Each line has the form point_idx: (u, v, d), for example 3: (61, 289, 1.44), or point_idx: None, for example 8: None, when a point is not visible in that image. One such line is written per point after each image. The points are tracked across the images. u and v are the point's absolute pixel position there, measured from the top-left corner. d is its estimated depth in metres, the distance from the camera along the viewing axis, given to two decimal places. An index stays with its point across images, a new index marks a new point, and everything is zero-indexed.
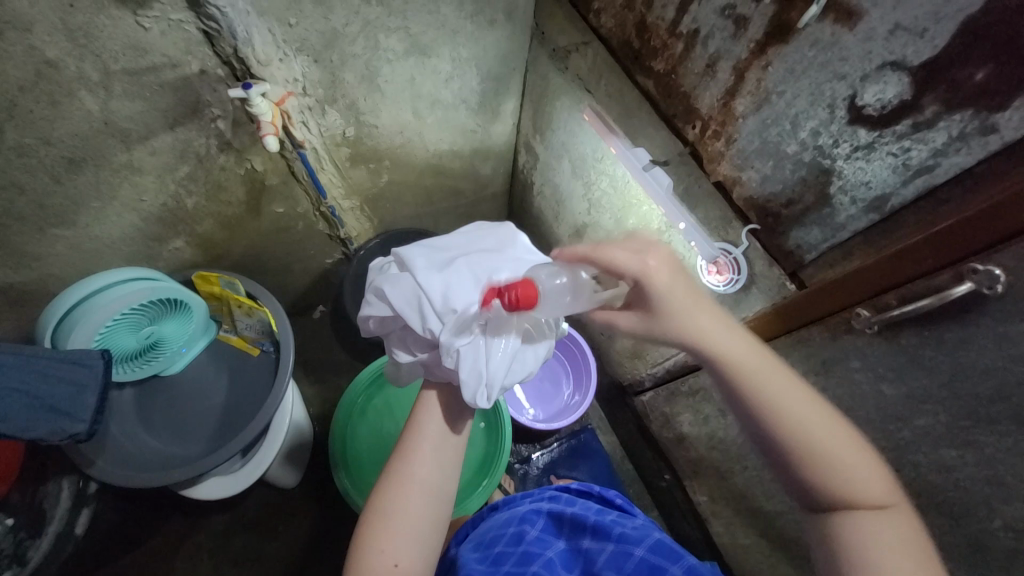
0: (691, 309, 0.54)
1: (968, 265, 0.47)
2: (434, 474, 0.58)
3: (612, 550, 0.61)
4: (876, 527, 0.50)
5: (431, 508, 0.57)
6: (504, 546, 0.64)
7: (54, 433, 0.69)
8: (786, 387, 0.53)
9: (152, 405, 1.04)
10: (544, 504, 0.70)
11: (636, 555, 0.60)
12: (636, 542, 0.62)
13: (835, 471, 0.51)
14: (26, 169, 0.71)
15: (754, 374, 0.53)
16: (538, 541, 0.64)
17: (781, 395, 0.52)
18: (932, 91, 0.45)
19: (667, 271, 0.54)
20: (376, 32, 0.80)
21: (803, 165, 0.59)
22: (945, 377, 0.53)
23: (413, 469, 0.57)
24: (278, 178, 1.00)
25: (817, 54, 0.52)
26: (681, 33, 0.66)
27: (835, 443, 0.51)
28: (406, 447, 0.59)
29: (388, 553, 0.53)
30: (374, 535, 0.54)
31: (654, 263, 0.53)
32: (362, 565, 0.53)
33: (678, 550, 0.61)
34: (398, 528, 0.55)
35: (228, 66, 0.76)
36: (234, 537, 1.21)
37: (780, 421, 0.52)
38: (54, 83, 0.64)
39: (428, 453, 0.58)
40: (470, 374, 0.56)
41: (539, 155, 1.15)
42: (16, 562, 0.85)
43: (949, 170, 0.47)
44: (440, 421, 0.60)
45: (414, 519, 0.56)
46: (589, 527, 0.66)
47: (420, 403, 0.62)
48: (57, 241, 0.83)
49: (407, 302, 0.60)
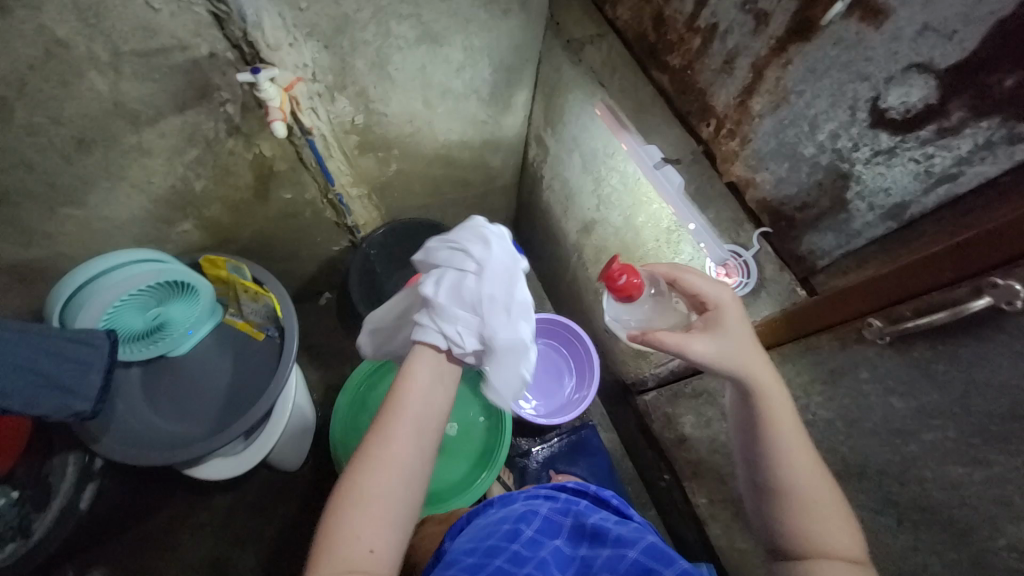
0: (751, 349, 0.60)
1: (990, 278, 0.45)
2: (413, 456, 0.55)
3: (607, 555, 0.61)
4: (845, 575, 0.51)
5: (406, 492, 0.54)
6: (497, 541, 0.64)
7: (59, 410, 0.69)
8: (797, 438, 0.57)
9: (158, 385, 1.05)
10: (541, 507, 0.70)
11: (630, 557, 0.60)
12: (630, 544, 0.61)
13: (812, 515, 0.54)
14: (36, 148, 0.71)
15: (779, 418, 0.58)
16: (530, 543, 0.64)
17: (792, 445, 0.57)
18: (960, 95, 0.43)
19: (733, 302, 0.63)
20: (388, 19, 0.79)
21: (820, 169, 0.57)
22: (957, 392, 0.52)
23: (393, 449, 0.54)
24: (286, 164, 1.00)
25: (840, 52, 0.50)
26: (699, 27, 0.64)
27: (817, 493, 0.55)
28: (386, 425, 0.55)
29: (360, 540, 0.51)
30: (346, 517, 0.51)
31: (729, 296, 0.63)
32: (330, 554, 0.50)
33: (671, 554, 0.60)
34: (373, 513, 0.52)
35: (238, 49, 0.75)
36: (236, 516, 1.23)
37: (783, 466, 0.56)
38: (63, 62, 0.64)
39: (407, 434, 0.55)
40: (501, 375, 0.63)
41: (550, 148, 1.13)
42: (21, 534, 0.89)
43: (974, 179, 0.45)
44: (423, 401, 0.57)
45: (387, 504, 0.53)
46: (587, 532, 0.66)
47: (404, 373, 0.59)
48: (67, 221, 0.84)
49: (502, 264, 0.64)
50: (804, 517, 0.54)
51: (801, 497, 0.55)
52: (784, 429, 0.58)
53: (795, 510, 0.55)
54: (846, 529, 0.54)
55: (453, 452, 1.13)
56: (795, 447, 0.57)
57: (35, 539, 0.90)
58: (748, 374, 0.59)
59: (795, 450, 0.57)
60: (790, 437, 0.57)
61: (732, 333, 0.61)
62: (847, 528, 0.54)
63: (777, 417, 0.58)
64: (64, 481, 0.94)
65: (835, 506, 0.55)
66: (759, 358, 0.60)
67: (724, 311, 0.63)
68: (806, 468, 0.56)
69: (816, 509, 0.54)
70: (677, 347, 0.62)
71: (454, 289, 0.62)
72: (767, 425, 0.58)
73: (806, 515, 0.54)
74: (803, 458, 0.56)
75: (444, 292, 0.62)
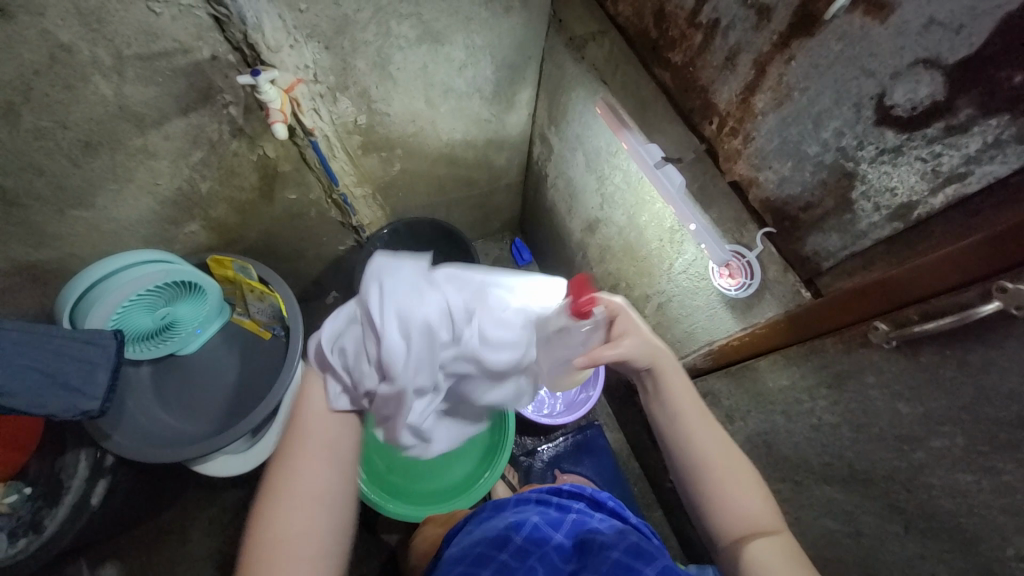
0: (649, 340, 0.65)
1: (998, 282, 0.44)
2: (321, 476, 0.56)
3: (593, 561, 0.59)
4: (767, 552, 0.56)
5: (321, 518, 0.55)
6: (485, 549, 0.63)
7: (67, 409, 0.71)
8: (704, 425, 0.64)
9: (167, 383, 1.07)
10: (532, 516, 0.69)
11: (613, 557, 0.59)
12: (613, 546, 0.61)
13: (726, 496, 0.60)
14: (44, 151, 0.73)
15: (684, 410, 0.64)
16: (519, 551, 0.62)
17: (698, 432, 0.63)
18: (968, 92, 0.42)
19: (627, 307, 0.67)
20: (388, 19, 0.79)
21: (824, 167, 0.56)
22: (965, 399, 0.50)
23: (300, 479, 0.55)
24: (290, 165, 1.00)
25: (844, 47, 0.49)
26: (700, 23, 0.62)
27: (730, 474, 0.61)
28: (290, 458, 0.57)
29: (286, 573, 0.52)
30: (264, 563, 0.52)
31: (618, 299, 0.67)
32: None
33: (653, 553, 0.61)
34: (290, 544, 0.53)
35: (239, 51, 0.76)
36: (244, 512, 1.25)
37: (697, 453, 0.62)
38: (68, 67, 0.65)
39: (313, 460, 0.57)
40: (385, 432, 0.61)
41: (554, 146, 1.12)
42: (33, 529, 0.91)
43: (983, 178, 0.44)
44: (320, 427, 0.58)
45: (304, 530, 0.54)
46: (577, 546, 0.64)
47: (297, 411, 0.59)
48: (76, 222, 0.86)
49: (400, 379, 0.49)
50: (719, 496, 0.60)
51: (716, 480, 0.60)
52: (684, 410, 0.64)
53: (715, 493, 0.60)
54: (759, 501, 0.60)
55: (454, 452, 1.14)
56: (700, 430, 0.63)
57: (47, 534, 0.91)
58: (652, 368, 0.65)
59: (696, 429, 0.63)
60: (694, 420, 0.64)
61: (629, 331, 0.65)
62: (761, 501, 0.60)
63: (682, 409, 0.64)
64: (75, 476, 0.95)
65: (747, 479, 0.61)
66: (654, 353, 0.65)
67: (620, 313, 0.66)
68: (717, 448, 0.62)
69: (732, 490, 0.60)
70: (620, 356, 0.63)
71: (345, 351, 0.55)
72: (674, 414, 0.64)
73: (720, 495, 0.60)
74: (711, 443, 0.62)
75: (338, 345, 0.55)
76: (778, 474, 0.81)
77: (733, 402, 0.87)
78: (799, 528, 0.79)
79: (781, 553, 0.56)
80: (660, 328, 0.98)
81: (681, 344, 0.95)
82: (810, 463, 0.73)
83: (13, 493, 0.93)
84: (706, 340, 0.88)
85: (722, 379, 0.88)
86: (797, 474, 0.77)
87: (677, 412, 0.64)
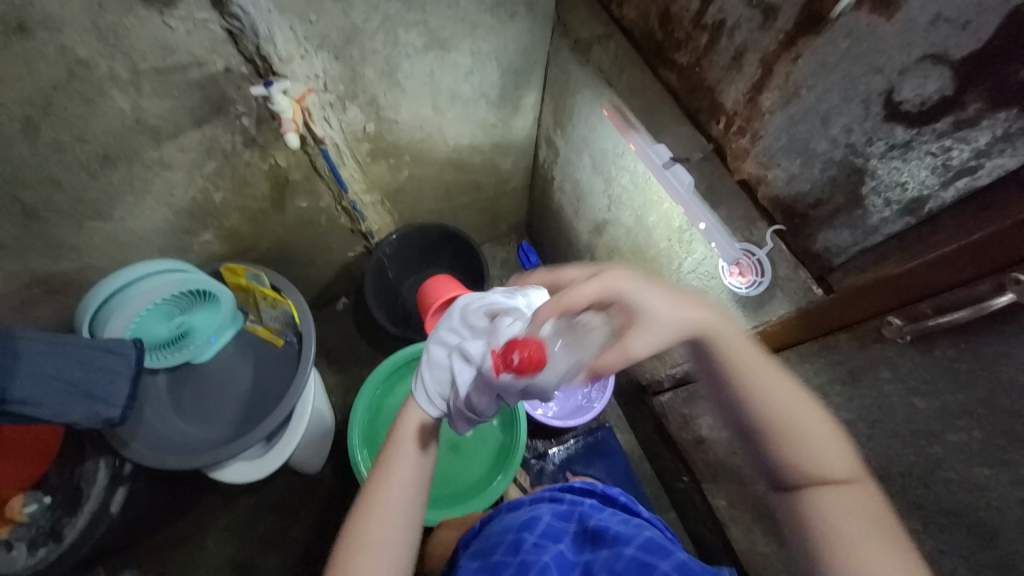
0: (678, 310, 0.55)
1: (1012, 274, 0.43)
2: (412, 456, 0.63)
3: (605, 555, 0.61)
4: (845, 507, 0.50)
5: (407, 531, 0.60)
6: (502, 555, 0.63)
7: (89, 417, 0.72)
8: (765, 369, 0.54)
9: (184, 391, 1.09)
10: (545, 512, 0.68)
11: (627, 554, 0.59)
12: (627, 541, 0.61)
13: (800, 450, 0.52)
14: (63, 165, 0.75)
15: (738, 356, 0.55)
16: (534, 548, 0.62)
17: (761, 379, 0.54)
18: (977, 86, 0.42)
19: (630, 286, 0.56)
20: (396, 27, 0.80)
21: (833, 164, 0.56)
22: (981, 393, 0.50)
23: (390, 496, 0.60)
24: (301, 173, 1.02)
25: (851, 45, 0.49)
26: (706, 24, 0.63)
27: (805, 422, 0.52)
28: (382, 471, 0.62)
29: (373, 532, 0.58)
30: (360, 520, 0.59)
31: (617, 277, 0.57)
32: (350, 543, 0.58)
33: (669, 549, 0.61)
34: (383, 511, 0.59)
35: (252, 63, 0.78)
36: (260, 517, 1.26)
37: (761, 404, 0.53)
38: (86, 82, 0.67)
39: (403, 476, 0.61)
40: None
41: (560, 149, 1.13)
42: (53, 538, 0.92)
43: (993, 171, 0.44)
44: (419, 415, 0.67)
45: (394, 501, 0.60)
46: (590, 535, 0.65)
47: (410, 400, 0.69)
48: (94, 234, 0.87)
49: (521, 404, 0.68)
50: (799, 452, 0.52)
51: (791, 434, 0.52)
52: (746, 362, 0.54)
53: (788, 446, 0.52)
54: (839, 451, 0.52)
55: (466, 455, 1.14)
56: (767, 382, 0.54)
57: (67, 543, 0.92)
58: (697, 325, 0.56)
59: (760, 378, 0.54)
60: (756, 367, 0.54)
61: (641, 318, 0.55)
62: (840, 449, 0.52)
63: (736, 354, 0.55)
64: (95, 484, 0.96)
65: (825, 429, 0.52)
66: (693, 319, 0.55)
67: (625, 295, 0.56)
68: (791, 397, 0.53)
69: (815, 446, 0.52)
70: (624, 358, 0.54)
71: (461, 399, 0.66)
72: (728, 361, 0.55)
73: (796, 451, 0.52)
74: (779, 390, 0.53)
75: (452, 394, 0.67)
76: None
77: None
78: None
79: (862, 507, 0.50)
80: None
81: None
82: None
83: (33, 503, 0.93)
84: None
85: None
86: None
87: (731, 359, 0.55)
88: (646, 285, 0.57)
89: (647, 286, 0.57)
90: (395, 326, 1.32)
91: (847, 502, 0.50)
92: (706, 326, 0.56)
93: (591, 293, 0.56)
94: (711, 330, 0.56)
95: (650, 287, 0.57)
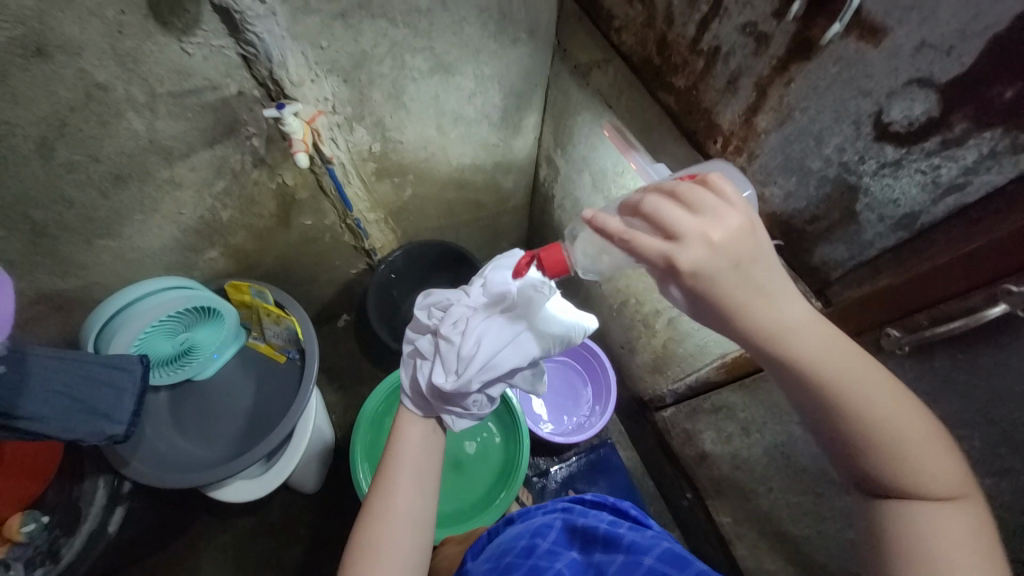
0: (768, 309, 0.41)
1: (1003, 286, 0.46)
2: (418, 454, 0.64)
3: (621, 560, 0.61)
4: (941, 524, 0.42)
5: (417, 537, 0.60)
6: (514, 557, 0.65)
7: (93, 433, 0.72)
8: (868, 370, 0.43)
9: (185, 408, 1.09)
10: (557, 520, 0.71)
11: (646, 564, 0.59)
12: (645, 551, 0.61)
13: (903, 465, 0.42)
14: (75, 184, 0.76)
15: (835, 363, 0.42)
16: (548, 554, 0.64)
17: (863, 387, 0.42)
18: (962, 107, 0.44)
19: (721, 256, 0.40)
20: (403, 53, 0.83)
21: (828, 182, 0.58)
22: (980, 401, 0.52)
23: (396, 503, 0.60)
24: (307, 192, 1.04)
25: (841, 70, 0.51)
26: (701, 50, 0.65)
27: (909, 431, 0.42)
28: (384, 483, 0.61)
29: (385, 530, 0.58)
30: (372, 520, 0.59)
31: (699, 246, 0.40)
32: (364, 542, 0.58)
33: (688, 558, 0.60)
34: (394, 507, 0.60)
35: (264, 87, 0.80)
36: (257, 538, 1.24)
37: (861, 414, 0.42)
38: (103, 104, 0.69)
39: (408, 482, 0.61)
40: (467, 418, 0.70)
41: (560, 168, 1.16)
42: (50, 559, 0.91)
43: (982, 188, 0.46)
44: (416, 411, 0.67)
45: (401, 501, 0.60)
46: (600, 539, 0.66)
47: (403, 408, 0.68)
48: (102, 251, 0.89)
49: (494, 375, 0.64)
50: (897, 471, 0.42)
51: (892, 446, 0.42)
52: (849, 367, 0.42)
53: (885, 458, 0.42)
54: (944, 463, 0.43)
55: (468, 472, 1.13)
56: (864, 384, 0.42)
57: (64, 563, 0.91)
58: (791, 328, 0.42)
59: (863, 384, 0.42)
60: (862, 372, 0.43)
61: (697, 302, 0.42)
62: (946, 461, 0.43)
63: (831, 360, 0.42)
64: (93, 504, 0.97)
65: (930, 443, 0.43)
66: (773, 311, 0.42)
67: (692, 275, 0.41)
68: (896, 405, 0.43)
69: (922, 464, 0.42)
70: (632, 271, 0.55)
71: (433, 391, 0.66)
72: (827, 369, 0.42)
73: (898, 465, 0.42)
74: (883, 393, 0.43)
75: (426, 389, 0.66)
76: (799, 487, 0.81)
77: (749, 414, 0.87)
78: (823, 541, 0.79)
79: (961, 525, 0.41)
80: (670, 343, 1.00)
81: (694, 358, 0.95)
82: (830, 475, 0.74)
83: (31, 522, 0.90)
84: (719, 353, 0.89)
85: (736, 393, 0.89)
86: (817, 486, 0.77)
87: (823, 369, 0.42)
88: (728, 252, 0.40)
89: (731, 254, 0.40)
90: (397, 343, 1.32)
91: (952, 530, 0.41)
92: (800, 332, 0.42)
93: (652, 252, 0.42)
94: (804, 338, 0.42)
95: (734, 252, 0.40)
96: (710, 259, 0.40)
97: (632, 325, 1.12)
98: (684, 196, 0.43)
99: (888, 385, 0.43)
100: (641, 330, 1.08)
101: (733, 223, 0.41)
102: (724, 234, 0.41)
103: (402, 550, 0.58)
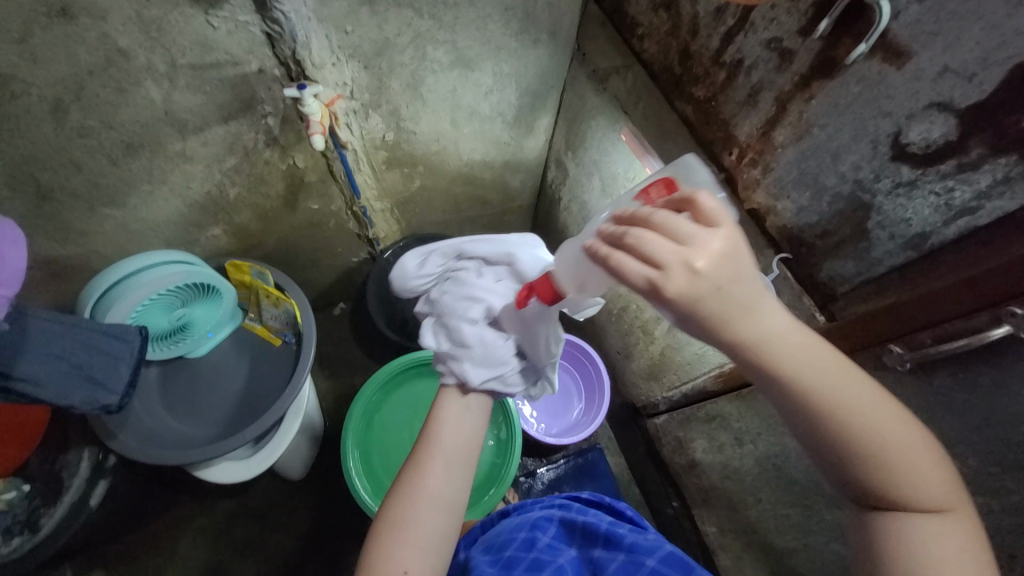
0: (757, 325, 0.41)
1: (1007, 308, 0.48)
2: (457, 437, 0.61)
3: (623, 558, 0.62)
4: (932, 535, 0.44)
5: (449, 519, 0.59)
6: (515, 551, 0.66)
7: (87, 402, 0.71)
8: (852, 381, 0.44)
9: (176, 386, 1.07)
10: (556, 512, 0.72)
11: (648, 565, 0.60)
12: (648, 551, 0.62)
13: (897, 473, 0.44)
14: (85, 149, 0.75)
15: (818, 373, 0.42)
16: (548, 548, 0.66)
17: (849, 395, 0.43)
18: (980, 134, 0.45)
19: (715, 280, 0.38)
20: (425, 44, 0.84)
21: (841, 199, 0.60)
22: (975, 421, 0.54)
23: (430, 485, 0.58)
24: (316, 176, 1.03)
25: (862, 90, 0.53)
26: (724, 62, 0.66)
27: (901, 435, 0.44)
28: (417, 465, 0.60)
29: (415, 512, 0.57)
30: (404, 499, 0.58)
31: (681, 276, 0.38)
32: (393, 518, 0.58)
33: (689, 563, 0.61)
34: (428, 488, 0.58)
35: (285, 66, 0.80)
36: (239, 522, 1.22)
37: (855, 420, 0.43)
38: (122, 70, 0.69)
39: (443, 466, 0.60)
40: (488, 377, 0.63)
41: (570, 171, 1.17)
42: (29, 528, 0.92)
43: (993, 212, 0.47)
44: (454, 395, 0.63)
45: (435, 483, 0.59)
46: (600, 536, 0.67)
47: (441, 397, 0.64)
48: (105, 220, 0.87)
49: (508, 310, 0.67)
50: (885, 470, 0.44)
51: (885, 451, 0.43)
52: (832, 375, 0.43)
53: (886, 466, 0.44)
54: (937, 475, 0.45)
55: None
56: (841, 385, 0.43)
57: (42, 534, 0.92)
58: (780, 341, 0.41)
59: (852, 393, 0.43)
60: (843, 382, 0.43)
61: (685, 322, 0.41)
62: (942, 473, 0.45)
63: (816, 371, 0.42)
64: (76, 476, 0.97)
65: (924, 454, 0.44)
66: (757, 325, 0.41)
67: (678, 299, 0.38)
68: (879, 408, 0.44)
69: (915, 468, 0.44)
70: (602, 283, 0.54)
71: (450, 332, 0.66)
72: (813, 375, 0.42)
73: (899, 471, 0.44)
74: (869, 400, 0.44)
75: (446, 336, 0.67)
76: (789, 499, 0.82)
77: (743, 425, 0.88)
78: (808, 553, 0.80)
79: (950, 537, 0.44)
80: (669, 350, 1.00)
81: (691, 366, 0.96)
82: (822, 488, 0.75)
83: (12, 490, 0.90)
84: (717, 363, 0.90)
85: (732, 402, 0.90)
86: (805, 498, 0.79)
87: (808, 378, 0.42)
88: (715, 277, 0.38)
89: (716, 279, 0.38)
90: (394, 333, 1.32)
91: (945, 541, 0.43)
92: (788, 340, 0.42)
93: (634, 278, 0.40)
94: (790, 348, 0.42)
95: (721, 277, 0.38)
96: (695, 287, 0.38)
97: (630, 331, 1.12)
98: (661, 223, 0.40)
99: (876, 397, 0.44)
100: (639, 336, 1.09)
101: (719, 248, 0.39)
102: (708, 261, 0.38)
103: (429, 534, 0.57)
